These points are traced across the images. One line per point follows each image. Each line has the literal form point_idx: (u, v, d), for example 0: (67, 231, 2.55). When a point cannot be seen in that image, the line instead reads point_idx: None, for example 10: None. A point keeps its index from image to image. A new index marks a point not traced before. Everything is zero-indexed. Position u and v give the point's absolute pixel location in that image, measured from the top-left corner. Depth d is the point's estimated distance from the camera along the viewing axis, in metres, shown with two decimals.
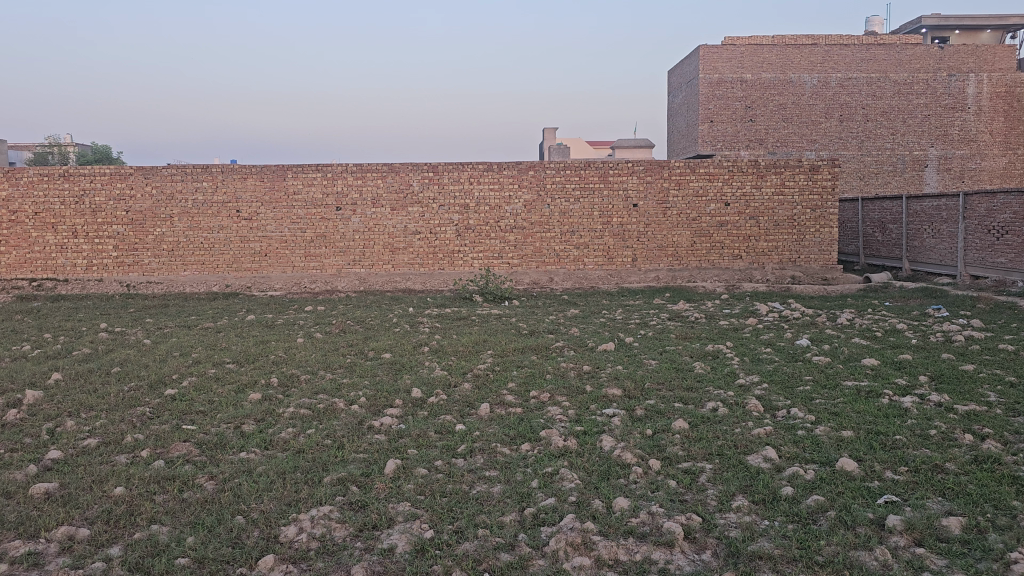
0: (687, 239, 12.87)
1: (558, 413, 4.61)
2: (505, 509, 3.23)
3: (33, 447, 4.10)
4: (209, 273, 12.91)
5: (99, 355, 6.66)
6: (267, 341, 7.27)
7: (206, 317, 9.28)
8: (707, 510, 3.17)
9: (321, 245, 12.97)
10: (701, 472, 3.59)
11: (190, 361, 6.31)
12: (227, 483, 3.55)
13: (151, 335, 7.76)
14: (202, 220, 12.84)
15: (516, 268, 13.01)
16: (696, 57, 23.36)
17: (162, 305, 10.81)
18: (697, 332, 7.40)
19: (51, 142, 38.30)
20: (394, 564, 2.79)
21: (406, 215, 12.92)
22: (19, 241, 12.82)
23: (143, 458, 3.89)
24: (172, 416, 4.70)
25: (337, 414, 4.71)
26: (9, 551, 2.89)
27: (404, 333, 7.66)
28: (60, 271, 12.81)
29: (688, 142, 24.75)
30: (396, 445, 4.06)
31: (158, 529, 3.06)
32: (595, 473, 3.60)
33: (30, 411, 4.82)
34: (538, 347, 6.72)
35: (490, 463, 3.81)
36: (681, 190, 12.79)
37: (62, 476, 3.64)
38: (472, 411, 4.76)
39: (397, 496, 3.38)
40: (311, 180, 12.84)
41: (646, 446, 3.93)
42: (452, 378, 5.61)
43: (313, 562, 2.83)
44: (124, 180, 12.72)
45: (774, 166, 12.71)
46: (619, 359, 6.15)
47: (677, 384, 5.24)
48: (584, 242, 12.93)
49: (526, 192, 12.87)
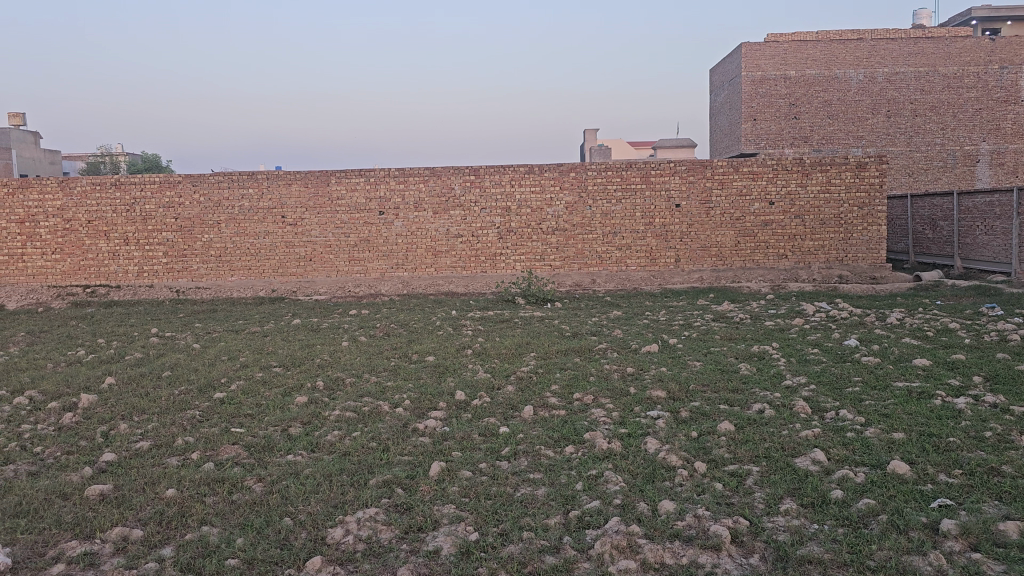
0: (731, 239, 12.73)
1: (601, 416, 4.58)
2: (550, 511, 3.23)
3: (87, 449, 4.21)
4: (255, 278, 13.13)
5: (150, 360, 6.81)
6: (313, 344, 7.36)
7: (253, 321, 9.44)
8: (755, 513, 3.12)
9: (364, 249, 13.11)
10: (748, 474, 3.54)
11: (238, 365, 6.41)
12: (275, 485, 3.60)
13: (200, 340, 7.93)
14: (249, 226, 13.07)
15: (558, 270, 12.99)
16: (739, 55, 23.12)
17: (211, 309, 11.05)
18: (743, 332, 7.31)
19: (103, 152, 39.63)
20: (440, 566, 2.80)
21: (448, 218, 12.98)
22: (73, 250, 13.19)
23: (194, 461, 3.96)
24: (221, 419, 4.78)
25: (382, 417, 4.75)
26: (66, 551, 2.97)
27: (447, 335, 7.71)
28: (113, 277, 13.15)
29: (730, 142, 24.51)
30: (440, 448, 4.08)
31: (209, 531, 3.12)
32: (640, 475, 3.57)
33: (85, 414, 4.96)
34: (582, 349, 6.71)
35: (534, 465, 3.80)
36: (724, 189, 12.65)
37: (116, 478, 3.72)
38: (516, 413, 4.76)
39: (442, 498, 3.39)
40: (354, 185, 12.98)
41: (691, 448, 3.89)
42: (495, 380, 5.62)
43: (360, 563, 2.86)
44: (173, 188, 13.00)
45: (820, 163, 12.49)
46: (663, 360, 6.12)
47: (722, 386, 5.17)
48: (627, 243, 12.87)
49: (568, 193, 12.84)
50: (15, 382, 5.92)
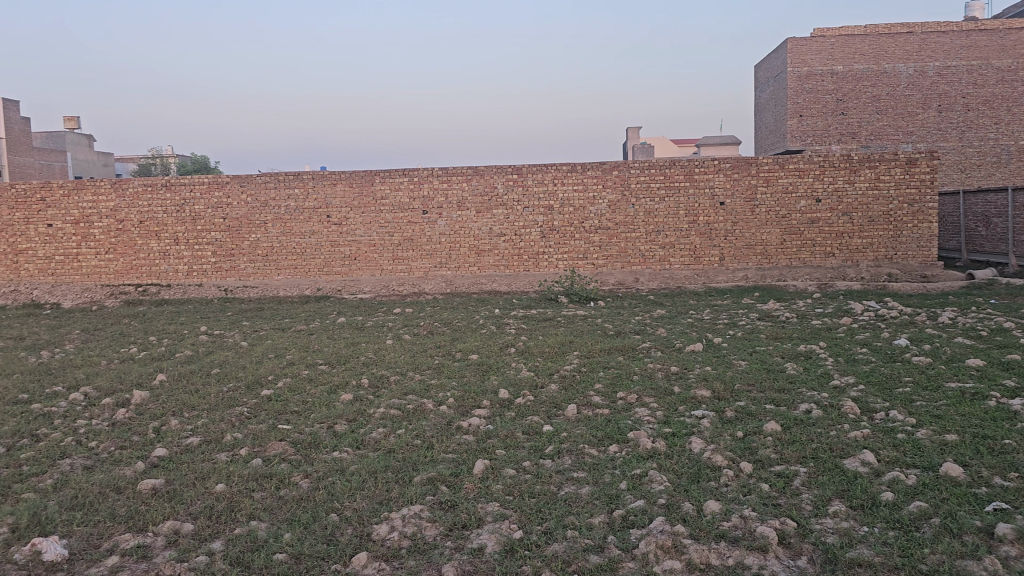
0: (777, 237, 12.54)
1: (644, 415, 4.54)
2: (593, 510, 3.22)
3: (140, 444, 4.31)
4: (301, 277, 13.31)
5: (200, 357, 6.95)
6: (358, 343, 7.44)
7: (299, 319, 9.57)
8: (802, 514, 3.07)
9: (408, 248, 13.21)
10: (796, 475, 3.48)
11: (284, 363, 6.50)
12: (321, 482, 3.63)
13: (248, 338, 8.06)
14: (295, 226, 13.26)
15: (601, 268, 12.93)
16: (785, 50, 22.77)
17: (258, 308, 11.21)
18: (790, 331, 7.20)
19: (153, 154, 40.46)
20: (484, 564, 2.81)
21: (491, 217, 13.00)
22: (125, 250, 13.50)
23: (242, 457, 4.02)
24: (269, 416, 4.85)
25: (426, 415, 4.78)
26: (120, 543, 3.04)
27: (490, 334, 7.72)
28: (164, 276, 13.44)
29: (776, 139, 24.14)
30: (484, 446, 4.08)
31: (257, 525, 3.17)
32: (685, 475, 3.54)
33: (137, 410, 5.07)
34: (625, 347, 6.68)
35: (577, 464, 3.79)
36: (769, 187, 12.47)
37: (168, 473, 3.80)
38: (559, 412, 4.76)
39: (486, 496, 3.40)
40: (398, 184, 13.09)
41: (736, 448, 3.84)
42: (539, 378, 5.62)
43: (405, 560, 2.87)
44: (221, 189, 13.24)
45: (868, 159, 12.25)
46: (708, 359, 6.05)
47: (768, 386, 5.10)
48: (670, 242, 12.75)
49: (611, 191, 12.78)
50: (71, 379, 6.07)
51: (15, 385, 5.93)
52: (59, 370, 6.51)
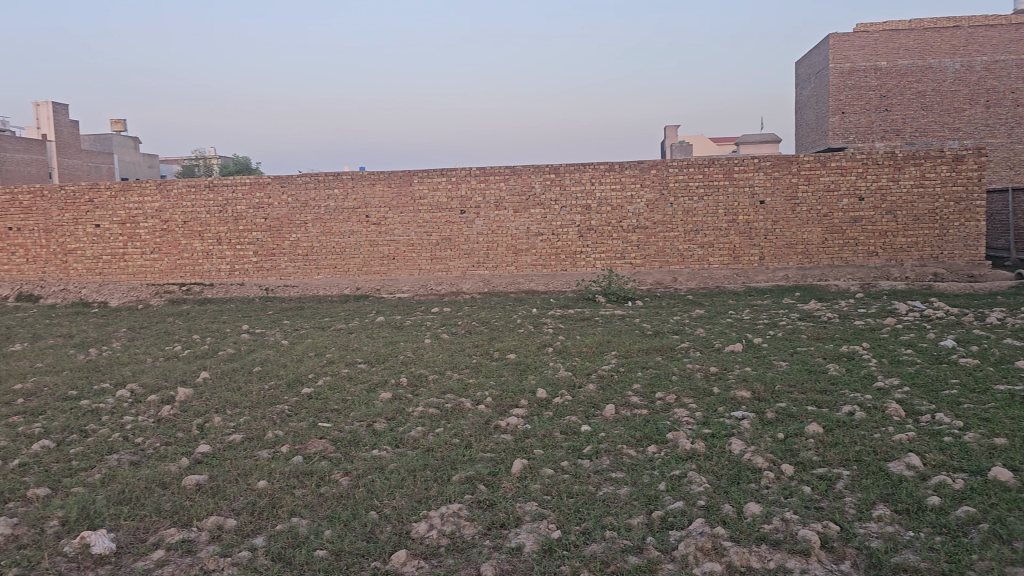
0: (818, 236, 12.36)
1: (683, 416, 4.51)
2: (632, 511, 3.20)
3: (184, 441, 4.38)
4: (341, 276, 13.44)
5: (242, 355, 7.06)
6: (396, 341, 7.49)
7: (339, 318, 9.67)
8: (846, 518, 3.02)
9: (446, 248, 13.26)
10: (838, 478, 3.43)
11: (324, 361, 6.56)
12: (360, 480, 3.66)
13: (288, 336, 8.15)
14: (335, 226, 13.39)
15: (639, 268, 12.86)
16: (826, 46, 22.44)
17: (299, 307, 11.35)
18: (832, 331, 7.10)
19: (197, 156, 41.21)
20: (523, 564, 2.81)
21: (529, 216, 13.00)
22: (170, 250, 13.75)
23: (283, 454, 4.08)
24: (309, 414, 4.91)
25: (464, 414, 4.79)
26: (166, 538, 3.10)
27: (528, 334, 7.72)
28: (207, 276, 13.67)
29: (817, 136, 23.81)
30: (522, 445, 4.08)
31: (298, 522, 3.21)
32: (725, 477, 3.50)
33: (182, 407, 5.17)
34: (663, 347, 6.64)
35: (616, 464, 3.77)
36: (811, 185, 12.29)
37: (211, 469, 3.87)
38: (597, 412, 4.74)
39: (524, 496, 3.40)
40: (436, 184, 13.14)
41: (778, 450, 3.80)
42: (576, 378, 5.61)
43: (443, 558, 2.89)
44: (263, 189, 13.42)
45: (913, 157, 12.02)
46: (748, 360, 5.99)
47: (810, 387, 5.03)
48: (709, 241, 12.63)
49: (649, 191, 12.70)
50: (118, 376, 6.21)
51: (66, 381, 6.07)
52: (106, 367, 6.66)
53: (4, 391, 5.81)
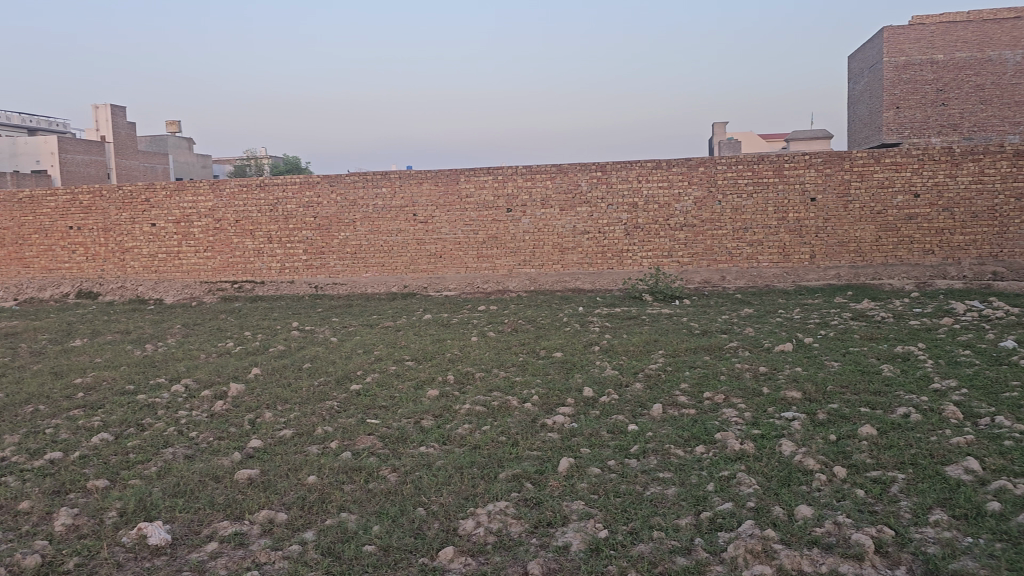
0: (872, 234, 12.10)
1: (732, 416, 4.45)
2: (680, 511, 3.17)
3: (237, 435, 4.47)
4: (388, 274, 13.57)
5: (292, 352, 7.17)
6: (443, 339, 7.53)
7: (387, 316, 9.76)
8: (901, 523, 2.95)
9: (493, 246, 13.29)
10: (893, 482, 3.35)
11: (372, 359, 6.62)
12: (408, 476, 3.69)
13: (337, 333, 8.26)
14: (382, 224, 13.52)
15: (686, 267, 12.72)
16: (881, 39, 21.93)
17: (347, 305, 11.47)
18: (885, 331, 6.94)
19: (249, 156, 41.95)
20: (569, 563, 2.80)
21: (575, 215, 12.96)
22: (222, 248, 14.02)
23: (332, 450, 4.13)
24: (358, 410, 4.97)
25: (511, 412, 4.79)
26: (219, 530, 3.16)
27: (575, 332, 7.69)
28: (258, 274, 13.92)
29: (871, 131, 23.33)
30: (569, 445, 4.07)
31: (347, 517, 3.24)
32: (775, 478, 3.45)
33: (234, 402, 5.27)
34: (711, 347, 6.55)
35: (664, 464, 3.73)
36: (864, 182, 12.04)
37: (263, 464, 3.93)
38: (644, 411, 4.70)
39: (571, 495, 3.39)
40: (482, 183, 13.18)
41: (830, 452, 3.72)
42: (623, 378, 5.57)
43: (490, 555, 2.90)
44: (312, 188, 13.62)
45: (972, 152, 11.70)
46: (798, 360, 5.89)
47: (863, 388, 4.93)
48: (758, 239, 12.45)
49: (697, 188, 12.57)
50: (173, 371, 6.35)
51: (123, 376, 6.24)
52: (162, 363, 6.82)
53: (65, 385, 5.99)
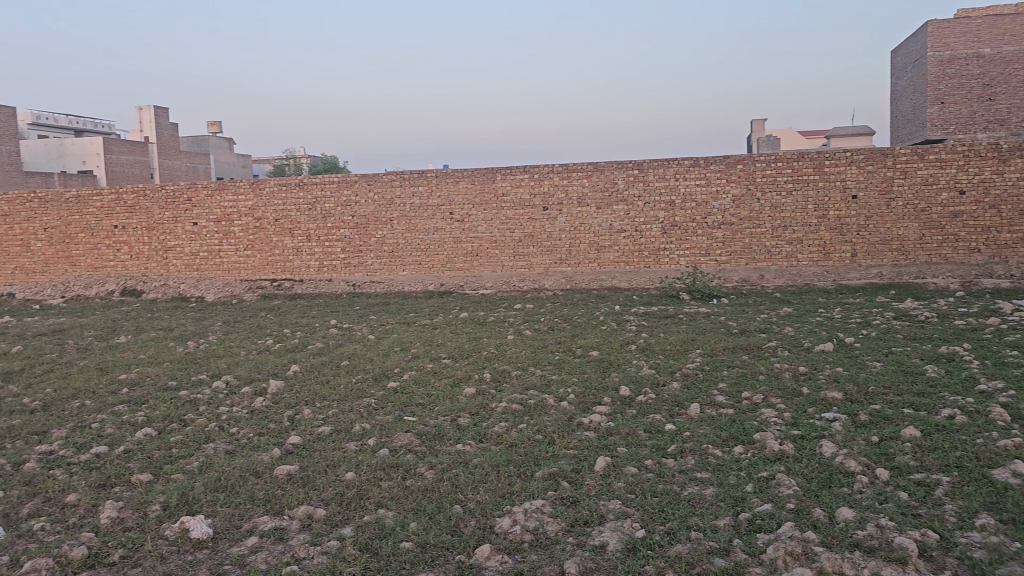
0: (915, 232, 11.86)
1: (772, 416, 4.40)
2: (718, 512, 3.14)
3: (276, 431, 4.52)
4: (425, 273, 13.64)
5: (331, 349, 7.23)
6: (479, 337, 7.55)
7: (423, 314, 9.80)
8: (946, 526, 2.89)
9: (529, 244, 13.28)
10: (937, 485, 3.28)
11: (409, 356, 6.66)
12: (445, 473, 3.71)
13: (375, 331, 8.32)
14: (419, 222, 13.60)
15: (724, 265, 12.59)
16: (925, 33, 21.43)
17: (384, 303, 11.54)
18: (929, 331, 6.80)
19: (288, 155, 42.40)
20: (606, 562, 2.79)
21: (612, 213, 12.91)
22: (262, 246, 14.21)
23: (370, 446, 4.16)
24: (395, 407, 5.00)
25: (547, 411, 4.79)
26: (259, 525, 3.20)
27: (611, 331, 7.66)
28: (297, 272, 14.09)
29: (914, 127, 22.84)
30: (606, 444, 4.05)
31: (385, 513, 3.27)
32: (815, 480, 3.40)
33: (274, 398, 5.34)
34: (750, 347, 6.47)
35: (701, 464, 3.70)
36: (907, 179, 11.82)
37: (302, 460, 3.98)
38: (681, 411, 4.67)
39: (608, 494, 3.38)
40: (519, 181, 13.19)
41: (872, 453, 3.66)
42: (660, 377, 5.53)
43: (527, 553, 2.90)
44: (350, 188, 13.73)
45: (1020, 148, 11.41)
46: (839, 360, 5.80)
47: (907, 388, 4.84)
48: (798, 237, 12.28)
49: (735, 186, 12.44)
50: (214, 368, 6.45)
51: (166, 372, 6.36)
52: (203, 360, 6.94)
53: (111, 381, 6.12)
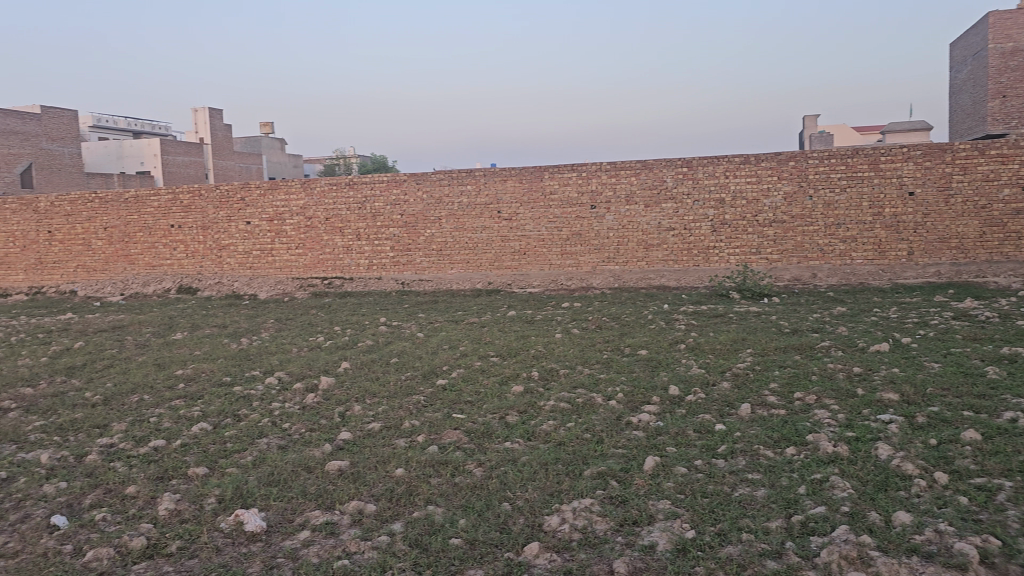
0: (975, 229, 11.53)
1: (825, 417, 4.32)
2: (770, 514, 3.09)
3: (327, 427, 4.59)
4: (473, 271, 13.69)
5: (380, 347, 7.31)
6: (527, 336, 7.55)
7: (471, 312, 9.83)
8: (1009, 532, 2.79)
9: (576, 243, 13.24)
10: (1000, 489, 3.18)
11: (457, 354, 6.70)
12: (493, 471, 3.71)
13: (424, 329, 8.37)
14: (467, 221, 13.65)
15: (776, 263, 12.38)
16: (986, 25, 20.78)
17: (432, 301, 11.61)
18: (989, 331, 6.61)
19: (338, 155, 42.94)
20: (656, 563, 2.77)
21: (660, 211, 12.80)
22: (313, 245, 14.42)
23: (419, 443, 4.19)
24: (444, 405, 5.03)
25: (595, 409, 4.76)
26: (311, 519, 3.25)
27: (660, 330, 7.59)
28: (348, 270, 14.27)
29: (974, 122, 22.17)
30: (655, 443, 4.02)
31: (434, 510, 3.29)
32: (871, 483, 3.33)
33: (325, 395, 5.41)
34: (802, 347, 6.36)
35: (753, 465, 3.65)
36: (967, 175, 11.50)
37: (352, 456, 4.03)
38: (732, 411, 4.61)
39: (657, 494, 3.35)
40: (567, 179, 13.18)
41: (930, 457, 3.57)
42: (710, 376, 5.46)
43: (576, 552, 2.89)
44: (399, 187, 13.86)
45: None
46: (895, 360, 5.67)
47: (966, 390, 4.70)
48: (852, 235, 12.03)
49: (787, 183, 12.24)
50: (267, 364, 6.57)
51: (221, 368, 6.49)
52: (256, 356, 7.06)
53: (168, 376, 6.27)
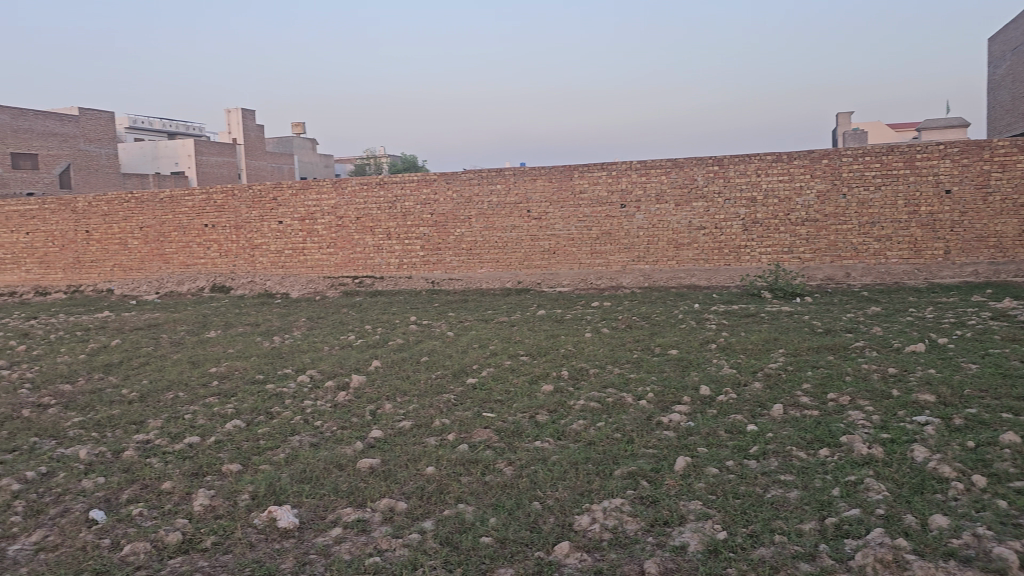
0: (1015, 228, 11.30)
1: (860, 418, 4.26)
2: (803, 516, 3.05)
3: (358, 426, 4.61)
4: (503, 270, 13.70)
5: (410, 346, 7.34)
6: (556, 335, 7.54)
7: (501, 312, 9.84)
8: None
9: (606, 242, 13.19)
10: None
11: (487, 353, 6.70)
12: (523, 470, 3.71)
13: (453, 328, 8.39)
14: (497, 220, 13.66)
15: (808, 263, 12.24)
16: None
17: (462, 300, 11.63)
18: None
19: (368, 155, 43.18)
20: (687, 563, 2.75)
21: (691, 210, 12.72)
22: (344, 244, 14.53)
23: (450, 442, 4.20)
24: (474, 403, 5.04)
25: (626, 409, 4.74)
26: (343, 516, 3.28)
27: (691, 330, 7.54)
28: (378, 269, 14.36)
29: (1013, 119, 21.74)
30: (686, 443, 3.99)
31: (465, 508, 3.30)
32: (906, 485, 3.27)
33: (356, 393, 5.45)
34: (835, 347, 6.28)
35: (785, 466, 3.61)
36: (1006, 172, 11.28)
37: (383, 454, 4.05)
38: (764, 411, 4.56)
39: (689, 494, 3.33)
40: (596, 178, 13.14)
41: (968, 460, 3.50)
42: (742, 377, 5.41)
43: (606, 552, 2.88)
44: (429, 186, 13.91)
45: None
46: (931, 361, 5.57)
47: (1005, 392, 4.61)
48: (887, 234, 11.86)
49: (820, 181, 12.09)
50: (299, 363, 6.62)
51: (253, 366, 6.56)
52: (288, 355, 7.12)
53: (202, 374, 6.35)
